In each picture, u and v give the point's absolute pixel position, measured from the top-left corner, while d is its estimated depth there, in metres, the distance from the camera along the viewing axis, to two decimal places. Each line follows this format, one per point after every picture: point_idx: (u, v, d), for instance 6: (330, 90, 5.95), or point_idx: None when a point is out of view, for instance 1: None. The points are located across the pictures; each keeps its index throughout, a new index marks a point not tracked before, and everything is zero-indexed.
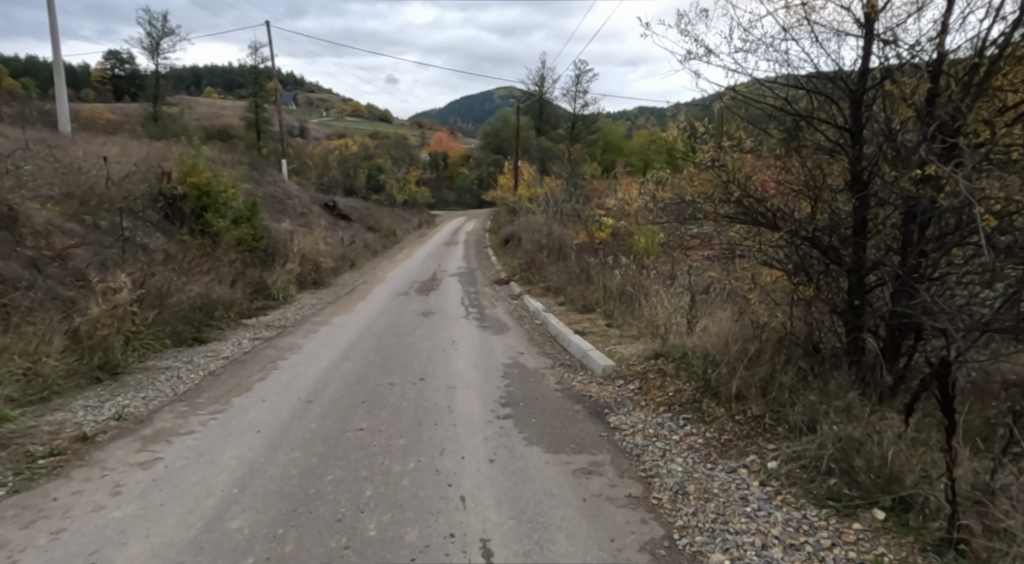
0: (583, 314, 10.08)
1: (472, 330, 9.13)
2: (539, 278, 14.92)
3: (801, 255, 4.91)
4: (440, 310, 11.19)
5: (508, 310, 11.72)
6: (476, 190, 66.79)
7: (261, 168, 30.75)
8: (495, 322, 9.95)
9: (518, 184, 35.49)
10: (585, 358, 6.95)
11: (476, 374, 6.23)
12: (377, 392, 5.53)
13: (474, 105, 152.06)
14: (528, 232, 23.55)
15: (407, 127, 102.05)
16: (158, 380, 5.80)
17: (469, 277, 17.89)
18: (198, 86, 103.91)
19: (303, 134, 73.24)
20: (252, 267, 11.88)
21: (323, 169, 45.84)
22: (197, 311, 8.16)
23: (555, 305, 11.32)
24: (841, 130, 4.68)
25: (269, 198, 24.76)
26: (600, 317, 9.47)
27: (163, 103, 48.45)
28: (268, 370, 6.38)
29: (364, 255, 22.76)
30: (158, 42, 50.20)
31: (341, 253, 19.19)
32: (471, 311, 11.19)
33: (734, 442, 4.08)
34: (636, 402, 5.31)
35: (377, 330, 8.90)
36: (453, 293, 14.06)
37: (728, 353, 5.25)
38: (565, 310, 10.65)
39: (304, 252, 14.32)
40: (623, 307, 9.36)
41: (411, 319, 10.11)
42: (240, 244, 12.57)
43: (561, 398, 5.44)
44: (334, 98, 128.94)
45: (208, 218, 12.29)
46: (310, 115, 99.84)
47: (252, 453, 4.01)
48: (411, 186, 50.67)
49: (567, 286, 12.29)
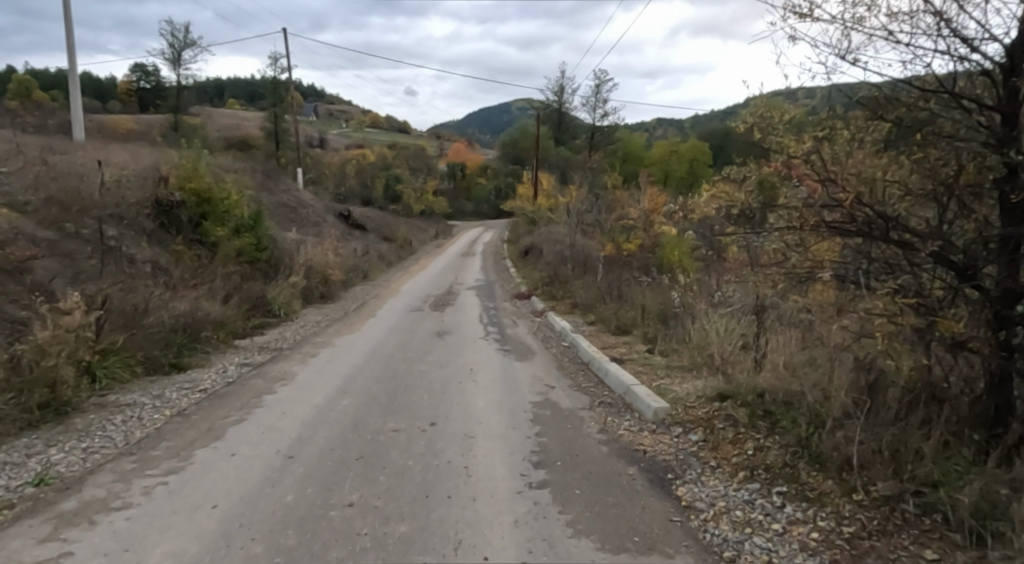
0: (617, 337, 8.90)
1: (492, 355, 7.99)
2: (563, 294, 13.76)
3: (929, 279, 3.71)
4: (456, 330, 10.08)
5: (531, 329, 10.61)
6: (494, 201, 65.90)
7: (277, 177, 30.11)
8: (518, 345, 8.82)
9: (537, 194, 34.42)
10: (628, 396, 5.80)
11: (500, 418, 5.08)
12: (376, 444, 4.42)
13: (492, 117, 152.16)
14: (549, 244, 22.44)
15: (426, 138, 101.76)
16: (112, 422, 4.77)
17: (487, 291, 16.83)
18: (220, 97, 104.97)
19: (322, 144, 73.14)
20: (252, 280, 10.94)
21: (340, 178, 45.28)
22: (179, 333, 7.18)
23: (584, 325, 10.17)
24: (991, 111, 3.48)
25: (282, 208, 24.06)
26: (638, 342, 8.29)
27: (184, 113, 48.61)
28: (248, 409, 5.31)
29: (378, 267, 21.87)
30: (179, 53, 50.38)
31: (353, 264, 18.24)
32: (490, 331, 10.10)
33: (868, 544, 2.93)
34: (705, 464, 4.16)
35: (384, 355, 7.81)
36: (471, 310, 12.93)
37: (825, 403, 4.06)
38: (595, 332, 9.49)
39: (311, 263, 13.36)
40: (664, 332, 8.17)
41: (423, 340, 9.01)
42: (242, 254, 11.67)
43: (607, 455, 4.30)
44: (354, 109, 129.51)
45: (207, 227, 11.40)
46: (329, 125, 100.14)
47: (199, 546, 2.94)
48: (428, 196, 49.91)
49: (597, 305, 11.13)
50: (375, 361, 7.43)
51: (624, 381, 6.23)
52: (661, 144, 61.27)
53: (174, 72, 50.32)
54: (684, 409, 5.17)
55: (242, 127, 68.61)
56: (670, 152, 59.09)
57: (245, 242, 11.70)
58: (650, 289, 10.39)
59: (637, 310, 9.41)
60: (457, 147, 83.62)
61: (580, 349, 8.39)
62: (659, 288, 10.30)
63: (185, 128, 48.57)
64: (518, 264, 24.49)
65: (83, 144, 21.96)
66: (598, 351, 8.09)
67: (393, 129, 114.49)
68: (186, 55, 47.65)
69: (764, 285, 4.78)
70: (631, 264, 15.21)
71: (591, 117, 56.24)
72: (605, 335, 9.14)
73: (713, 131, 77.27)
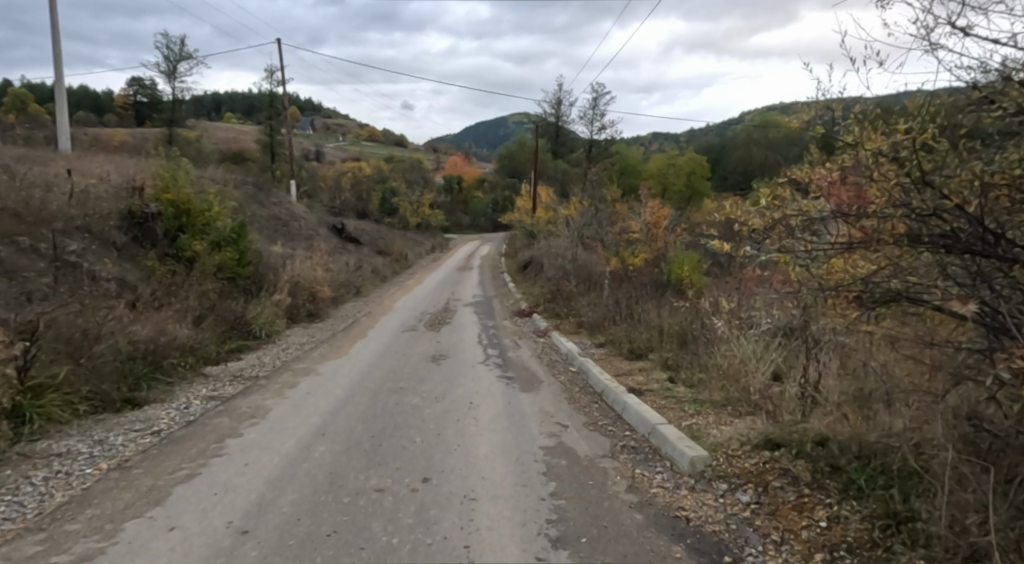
0: (632, 362, 8.05)
1: (495, 384, 7.13)
2: (567, 312, 12.91)
3: None
4: (454, 353, 9.21)
5: (534, 351, 9.79)
6: (491, 214, 65.25)
7: (269, 189, 29.33)
8: (523, 371, 7.99)
9: (535, 208, 33.67)
10: (656, 440, 4.98)
11: (507, 473, 4.22)
12: (355, 511, 3.55)
13: (488, 130, 152.24)
14: (549, 259, 21.63)
15: (423, 152, 101.33)
16: (32, 480, 3.90)
17: (485, 308, 16.02)
18: (217, 110, 104.61)
19: (317, 158, 72.52)
20: (231, 298, 10.11)
21: (335, 192, 44.54)
22: (138, 361, 6.31)
23: (592, 348, 9.32)
24: None
25: (272, 221, 23.27)
26: (658, 369, 7.46)
27: (177, 126, 47.95)
28: (204, 459, 4.42)
29: (372, 282, 21.06)
30: (175, 65, 49.89)
31: (345, 280, 17.40)
32: (490, 354, 9.26)
33: None
34: (767, 539, 3.33)
35: (374, 383, 6.97)
36: (469, 329, 12.08)
37: (922, 464, 3.23)
38: (606, 356, 8.66)
39: (298, 279, 12.52)
40: (686, 358, 7.35)
41: (418, 366, 8.14)
42: (223, 269, 10.84)
43: (643, 528, 3.45)
44: (351, 124, 129.30)
45: (184, 240, 10.60)
46: (326, 139, 99.69)
47: None
48: (424, 210, 49.08)
49: (606, 326, 10.31)
50: (363, 392, 6.57)
51: (646, 419, 5.41)
52: (659, 158, 60.91)
53: (169, 85, 49.81)
54: (727, 456, 4.34)
55: (238, 141, 68.03)
56: (668, 166, 58.60)
57: (226, 256, 10.88)
58: (664, 311, 9.58)
59: (653, 333, 8.58)
60: (453, 161, 83.11)
61: (591, 377, 7.56)
62: (675, 311, 9.47)
63: (179, 141, 47.90)
64: (516, 279, 23.63)
65: (66, 154, 21.20)
66: (613, 379, 7.26)
67: (390, 143, 114.04)
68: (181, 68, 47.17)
69: (833, 309, 3.97)
70: (638, 280, 14.40)
71: (588, 130, 55.76)
72: (617, 360, 8.30)
73: (710, 145, 77.05)
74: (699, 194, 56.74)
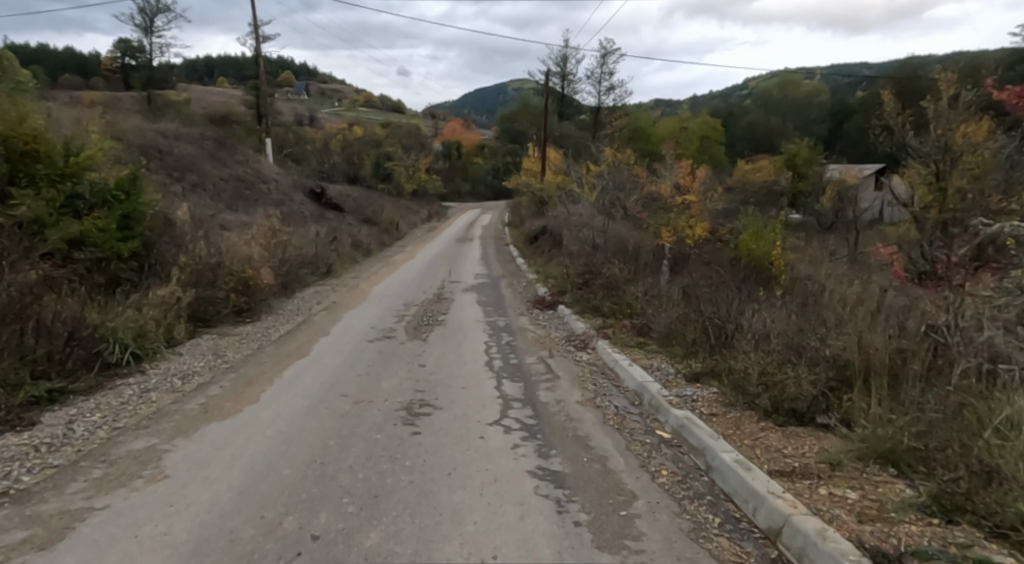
0: (798, 437, 4.14)
1: (531, 512, 3.24)
2: (611, 308, 9.11)
3: None
4: (446, 396, 5.31)
5: (579, 384, 5.93)
6: (492, 180, 61.17)
7: (237, 148, 25.23)
8: (583, 455, 4.08)
9: (544, 171, 29.64)
10: None
11: None
12: None
13: (487, 95, 146.72)
14: (567, 228, 17.68)
15: (422, 118, 96.73)
16: None
17: (491, 293, 12.24)
18: (204, 74, 98.99)
19: (312, 122, 68.28)
20: (83, 293, 6.30)
21: (322, 155, 40.35)
22: None
23: (686, 390, 5.42)
24: None
25: (233, 186, 19.38)
26: (873, 467, 3.56)
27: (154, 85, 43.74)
28: None
29: (350, 257, 17.32)
30: (150, 19, 44.95)
31: (308, 258, 13.49)
32: (506, 397, 5.37)
33: None
34: None
35: (260, 526, 3.00)
36: (471, 335, 8.15)
37: None
38: (732, 415, 4.72)
39: (220, 259, 8.43)
40: (943, 443, 3.44)
41: (375, 441, 4.20)
42: (85, 243, 7.03)
43: None
44: (347, 88, 123.08)
45: (16, 197, 6.75)
46: (320, 104, 94.26)
47: None
48: (421, 173, 44.69)
49: (696, 343, 6.40)
50: None
51: None
52: (670, 120, 56.69)
53: (145, 41, 45.17)
54: None
55: (224, 103, 63.20)
56: (680, 128, 54.31)
57: (89, 224, 7.05)
58: (806, 320, 5.69)
59: (812, 366, 4.69)
60: (450, 126, 78.85)
61: (732, 481, 3.67)
62: (829, 320, 5.59)
63: (153, 102, 43.43)
64: (525, 253, 19.86)
65: None
66: (792, 496, 3.36)
67: (385, 107, 108.48)
68: (156, 22, 42.44)
69: None
70: (699, 262, 10.67)
71: (595, 90, 51.34)
72: (757, 431, 4.37)
73: (723, 108, 72.53)
74: (715, 157, 52.71)
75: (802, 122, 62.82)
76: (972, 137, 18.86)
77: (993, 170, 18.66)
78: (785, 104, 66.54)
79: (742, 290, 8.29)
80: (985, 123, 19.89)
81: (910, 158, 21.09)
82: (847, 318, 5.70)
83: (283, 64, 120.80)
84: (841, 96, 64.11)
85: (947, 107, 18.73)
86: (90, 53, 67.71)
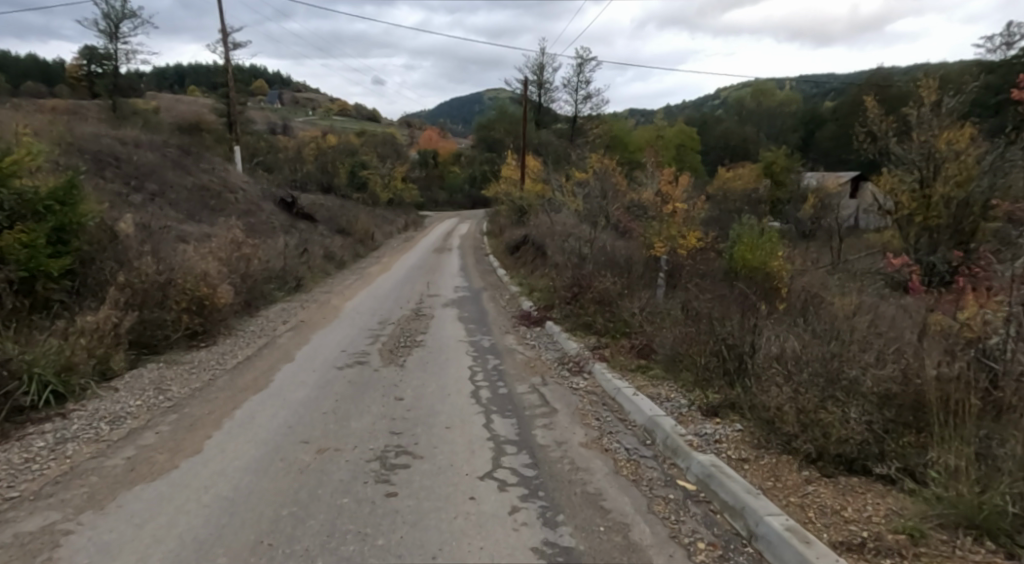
0: (856, 495, 3.42)
1: None
2: (605, 325, 8.42)
3: None
4: (428, 440, 4.50)
5: (582, 419, 5.18)
6: (468, 189, 60.55)
7: (204, 156, 24.10)
8: (598, 525, 3.31)
9: (523, 179, 29.00)
10: None
11: None
12: None
13: (463, 104, 146.29)
14: (550, 238, 16.99)
15: (399, 127, 95.82)
16: None
17: (473, 308, 11.47)
18: (174, 81, 96.75)
19: (285, 131, 66.91)
20: None
21: (295, 164, 39.21)
22: None
23: (706, 427, 4.71)
24: None
25: (197, 196, 18.30)
26: (965, 540, 2.84)
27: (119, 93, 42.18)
28: None
29: (322, 269, 16.41)
30: (115, 26, 43.42)
31: (274, 272, 12.58)
32: (497, 441, 4.58)
33: None
34: None
35: None
36: (454, 358, 7.36)
37: None
38: (768, 462, 4.00)
39: (171, 277, 7.51)
40: None
41: (340, 510, 3.38)
42: (5, 260, 6.10)
43: None
44: (321, 97, 121.61)
45: None
46: (293, 112, 92.70)
47: None
48: (398, 182, 43.77)
49: (708, 367, 5.71)
50: None
51: None
52: (648, 128, 56.74)
53: (111, 48, 43.59)
54: None
55: (195, 112, 61.66)
56: (657, 137, 54.33)
57: (11, 237, 6.11)
58: (836, 343, 5.03)
59: (859, 402, 4.01)
60: (427, 135, 78.05)
61: (787, 557, 2.94)
62: (861, 342, 4.95)
63: (118, 110, 41.82)
64: (506, 264, 19.14)
65: None
66: None
67: (360, 116, 107.22)
68: (122, 27, 40.95)
69: None
70: (694, 274, 10.08)
71: (573, 99, 51.12)
72: (802, 484, 3.65)
73: (699, 117, 73.02)
74: (693, 165, 52.83)
75: (776, 131, 63.44)
76: (956, 143, 18.79)
77: (977, 176, 18.59)
78: (760, 113, 67.21)
79: (746, 307, 7.67)
80: (967, 129, 19.81)
81: (892, 164, 20.99)
82: (880, 341, 5.07)
83: (256, 72, 118.84)
84: (813, 105, 65.00)
85: (930, 113, 18.62)
86: (56, 62, 65.63)
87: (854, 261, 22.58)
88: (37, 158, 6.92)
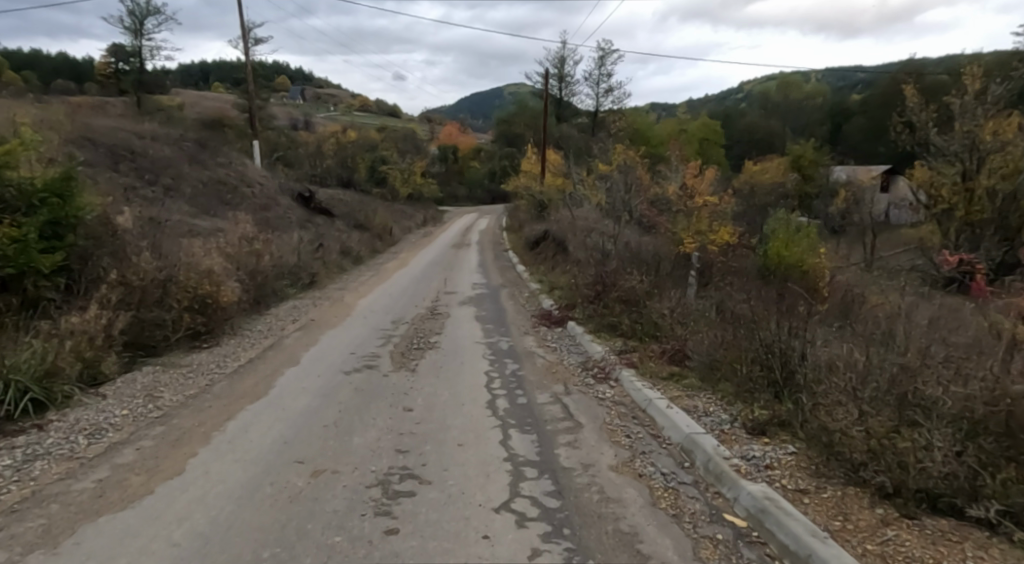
0: (949, 544, 2.83)
1: None
2: (632, 327, 7.84)
3: None
4: (436, 461, 4.00)
5: (610, 436, 4.63)
6: (488, 184, 60.07)
7: (222, 150, 23.95)
8: None
9: (544, 173, 28.39)
10: None
11: None
12: None
13: (483, 98, 145.68)
14: (571, 233, 16.41)
15: (419, 122, 95.68)
16: None
17: (491, 306, 10.95)
18: (199, 78, 97.81)
19: (306, 127, 67.07)
20: None
21: (315, 159, 39.07)
22: None
23: (753, 448, 4.13)
24: None
25: (213, 190, 18.06)
26: None
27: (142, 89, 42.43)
28: None
29: (338, 265, 16.04)
30: (140, 22, 43.69)
31: (287, 268, 12.20)
32: (515, 462, 4.05)
33: None
34: None
35: None
36: (470, 362, 6.85)
37: None
38: (833, 495, 3.41)
39: (172, 274, 7.11)
40: None
41: (329, 552, 2.88)
42: None
43: None
44: (342, 93, 121.80)
45: None
46: (314, 108, 92.98)
47: None
48: (417, 177, 43.45)
49: (750, 378, 5.12)
50: None
51: None
52: (671, 121, 55.65)
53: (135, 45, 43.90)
54: None
55: (218, 108, 62.08)
56: (680, 130, 53.23)
57: None
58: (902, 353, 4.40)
59: (941, 427, 3.40)
60: (447, 129, 77.66)
61: None
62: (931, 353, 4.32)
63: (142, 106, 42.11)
64: (526, 259, 18.61)
65: None
66: None
67: (380, 112, 107.32)
68: (145, 24, 41.12)
69: None
70: (726, 272, 9.43)
71: (594, 92, 50.28)
72: (878, 526, 3.06)
73: (723, 110, 71.46)
74: (717, 159, 51.64)
75: (804, 124, 61.80)
76: (1002, 133, 17.74)
77: None
78: (786, 106, 65.54)
79: (787, 309, 7.04)
80: (1014, 118, 18.71)
81: (931, 156, 19.97)
82: (952, 350, 4.44)
83: (278, 68, 119.66)
84: (842, 97, 63.16)
85: (974, 101, 17.60)
86: (85, 59, 66.61)
87: (889, 258, 21.60)
88: (31, 148, 6.53)
